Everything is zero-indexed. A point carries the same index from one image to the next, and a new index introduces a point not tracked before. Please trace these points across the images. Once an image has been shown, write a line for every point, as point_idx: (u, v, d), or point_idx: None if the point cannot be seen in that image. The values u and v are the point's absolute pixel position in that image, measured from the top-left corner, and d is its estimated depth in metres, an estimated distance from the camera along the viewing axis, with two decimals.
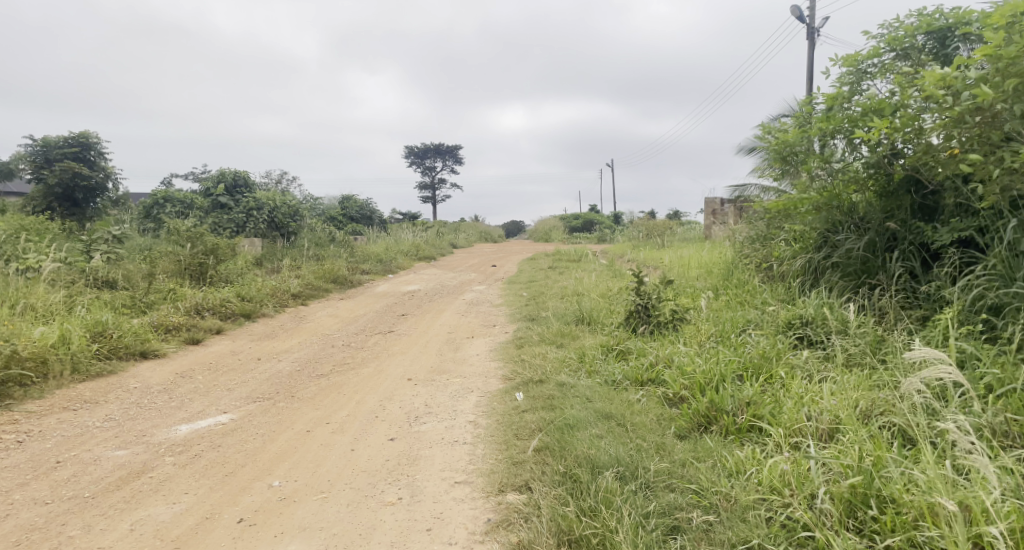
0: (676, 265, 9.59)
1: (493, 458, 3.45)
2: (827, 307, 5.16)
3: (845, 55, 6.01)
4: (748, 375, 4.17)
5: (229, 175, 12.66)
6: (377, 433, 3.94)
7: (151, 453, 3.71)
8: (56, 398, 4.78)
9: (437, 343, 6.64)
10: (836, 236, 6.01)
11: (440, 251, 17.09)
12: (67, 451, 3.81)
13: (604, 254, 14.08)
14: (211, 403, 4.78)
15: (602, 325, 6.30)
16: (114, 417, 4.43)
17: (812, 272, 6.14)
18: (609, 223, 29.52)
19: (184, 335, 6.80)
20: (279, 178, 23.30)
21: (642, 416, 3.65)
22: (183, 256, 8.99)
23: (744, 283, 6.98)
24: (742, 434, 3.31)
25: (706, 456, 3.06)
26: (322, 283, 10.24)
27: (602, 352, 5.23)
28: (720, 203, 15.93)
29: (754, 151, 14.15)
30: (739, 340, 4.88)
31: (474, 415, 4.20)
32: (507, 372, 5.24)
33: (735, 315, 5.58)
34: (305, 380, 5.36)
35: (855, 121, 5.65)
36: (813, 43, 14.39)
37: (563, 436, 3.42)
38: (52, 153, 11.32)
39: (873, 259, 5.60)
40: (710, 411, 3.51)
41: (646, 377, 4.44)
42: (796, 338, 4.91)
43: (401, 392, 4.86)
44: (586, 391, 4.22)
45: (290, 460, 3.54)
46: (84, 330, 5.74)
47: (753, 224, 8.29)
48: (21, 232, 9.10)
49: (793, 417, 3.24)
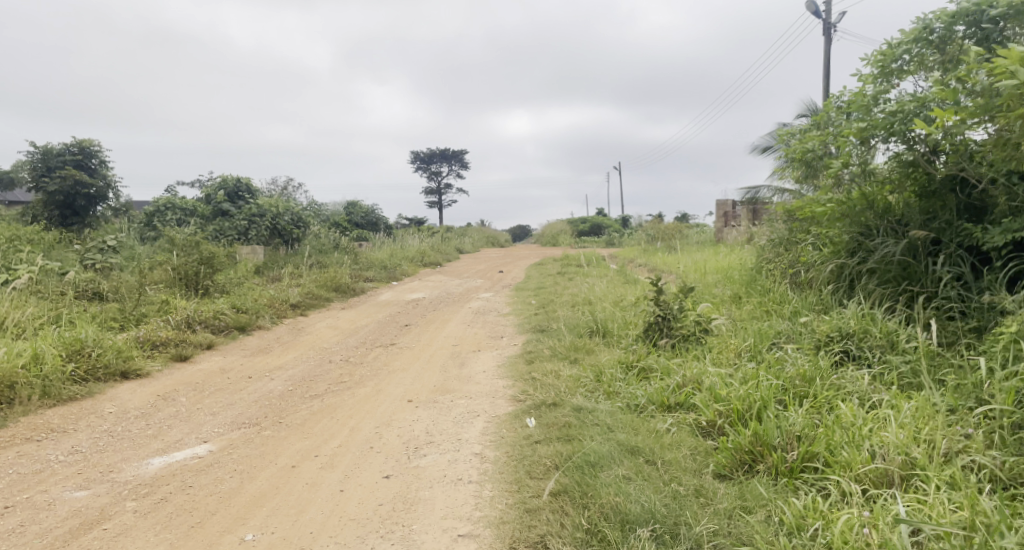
0: (693, 271, 9.06)
1: (503, 502, 2.99)
2: (869, 318, 4.65)
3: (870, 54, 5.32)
4: (790, 399, 3.68)
5: (230, 182, 12.30)
6: (372, 469, 3.48)
7: (112, 496, 3.26)
8: (21, 427, 4.33)
9: (442, 358, 6.17)
10: (871, 240, 5.48)
11: (446, 257, 16.62)
12: (19, 493, 3.36)
13: (614, 259, 13.57)
14: (192, 430, 4.33)
15: (619, 339, 5.81)
16: (81, 449, 3.98)
17: (844, 278, 5.60)
18: (617, 227, 28.97)
19: (171, 351, 6.36)
20: (286, 186, 22.94)
21: (674, 451, 3.17)
22: (176, 265, 8.56)
23: (770, 290, 6.45)
24: (796, 475, 2.83)
25: (758, 508, 2.60)
26: (324, 292, 9.79)
27: (621, 370, 4.74)
28: (732, 205, 15.42)
29: (769, 152, 13.64)
30: (774, 356, 4.38)
31: (481, 446, 3.72)
32: (516, 392, 4.76)
33: (765, 326, 5.08)
34: (298, 403, 4.90)
35: (889, 129, 5.01)
36: (828, 39, 13.90)
37: (584, 477, 2.95)
38: (53, 161, 10.91)
39: (915, 264, 5.08)
40: (755, 446, 3.03)
41: (673, 401, 3.95)
42: (836, 354, 4.43)
43: (399, 417, 4.39)
44: (607, 418, 3.74)
45: (269, 506, 3.10)
46: (60, 349, 5.31)
47: (774, 226, 7.77)
48: (13, 241, 8.72)
49: (854, 457, 2.78)
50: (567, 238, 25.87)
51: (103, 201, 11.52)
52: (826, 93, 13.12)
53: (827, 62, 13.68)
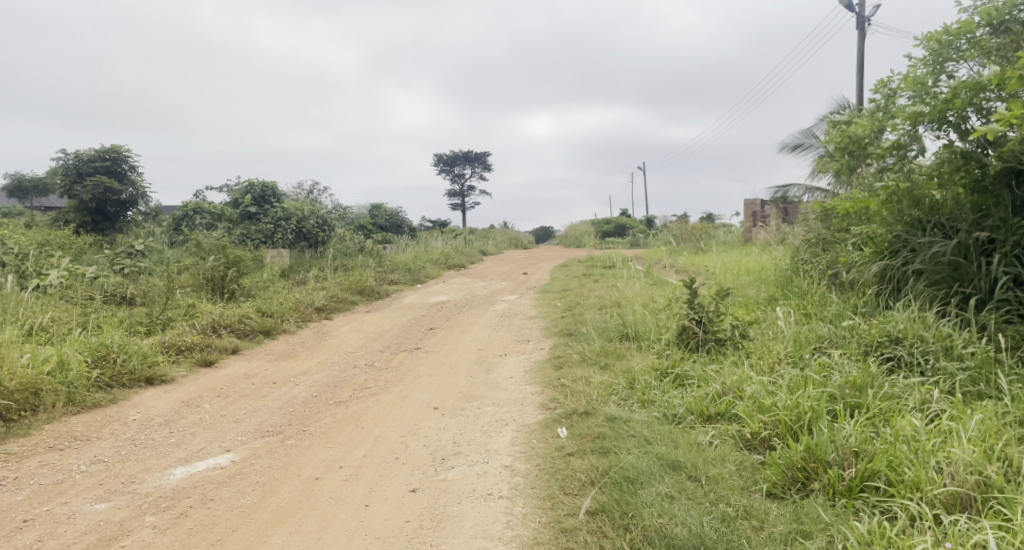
0: (724, 271, 8.78)
1: (536, 521, 2.83)
2: (921, 321, 4.37)
3: (924, 37, 4.95)
4: (841, 410, 3.45)
5: (257, 186, 12.32)
6: (399, 481, 3.34)
7: (132, 510, 3.16)
8: (44, 435, 4.28)
9: (468, 363, 6.01)
10: (916, 239, 5.12)
11: (469, 259, 16.47)
12: (39, 506, 3.27)
13: (640, 260, 13.31)
14: (215, 439, 4.23)
15: (650, 343, 5.58)
16: (104, 458, 3.91)
17: (889, 280, 5.26)
18: (642, 227, 28.59)
19: (196, 356, 6.30)
20: (312, 190, 23.07)
21: (719, 466, 2.97)
22: (202, 269, 8.54)
23: (808, 291, 6.12)
24: (855, 495, 2.64)
25: (817, 533, 2.46)
26: (349, 295, 9.72)
27: (655, 377, 4.51)
28: (761, 205, 15.02)
29: (800, 149, 13.27)
30: (819, 363, 4.12)
31: (511, 457, 3.55)
32: (545, 399, 4.59)
33: (805, 329, 4.81)
34: (322, 410, 4.78)
35: (943, 114, 4.69)
36: (862, 33, 13.50)
37: (623, 495, 2.79)
38: (85, 167, 11.01)
39: (966, 264, 4.76)
40: (808, 462, 2.83)
41: (713, 410, 3.74)
42: (886, 361, 4.17)
43: (426, 425, 4.25)
44: (643, 429, 3.55)
45: (292, 522, 2.98)
46: (86, 354, 5.27)
47: (809, 224, 7.44)
48: (46, 245, 8.79)
49: (921, 476, 2.58)
50: (592, 239, 25.53)
51: (133, 206, 11.62)
52: (860, 87, 12.74)
53: (861, 56, 13.28)
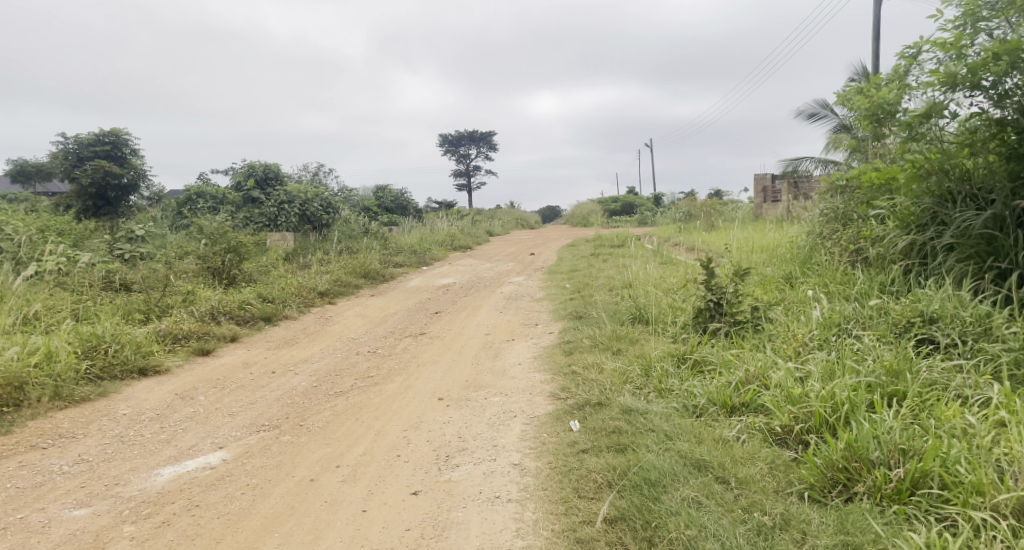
0: (738, 249, 8.46)
1: (547, 530, 2.58)
2: (956, 300, 4.07)
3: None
4: (879, 400, 3.17)
5: (259, 168, 11.91)
6: (401, 481, 3.10)
7: (111, 517, 2.94)
8: (28, 433, 4.05)
9: (474, 349, 5.75)
10: (949, 211, 4.78)
11: (475, 240, 16.16)
12: (14, 513, 3.05)
13: (650, 238, 12.97)
14: (207, 434, 4.00)
15: (665, 326, 5.29)
16: (88, 457, 3.68)
17: (917, 255, 4.93)
18: (651, 206, 28.15)
19: (193, 345, 6.06)
20: (317, 172, 22.81)
21: (750, 465, 2.70)
22: (202, 255, 8.27)
23: (830, 268, 5.80)
24: (906, 500, 2.39)
25: (868, 545, 2.22)
26: (353, 278, 9.47)
27: (672, 363, 4.23)
28: (771, 178, 14.33)
29: (817, 119, 12.74)
30: (850, 347, 3.82)
31: (520, 454, 3.29)
32: (555, 388, 4.33)
33: (829, 309, 4.50)
34: (321, 401, 4.54)
35: (977, 79, 4.30)
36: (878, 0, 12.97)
37: (645, 501, 2.55)
38: (84, 151, 10.78)
39: (1003, 238, 4.43)
40: (850, 462, 2.56)
41: (737, 401, 3.46)
42: (921, 344, 3.87)
43: (429, 418, 3.99)
44: (662, 423, 3.28)
45: (282, 532, 2.75)
46: (76, 345, 5.03)
47: (828, 198, 7.08)
48: (44, 230, 8.56)
49: (983, 479, 2.31)
50: (600, 218, 25.17)
51: (136, 190, 11.35)
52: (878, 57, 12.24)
53: (878, 24, 12.75)
